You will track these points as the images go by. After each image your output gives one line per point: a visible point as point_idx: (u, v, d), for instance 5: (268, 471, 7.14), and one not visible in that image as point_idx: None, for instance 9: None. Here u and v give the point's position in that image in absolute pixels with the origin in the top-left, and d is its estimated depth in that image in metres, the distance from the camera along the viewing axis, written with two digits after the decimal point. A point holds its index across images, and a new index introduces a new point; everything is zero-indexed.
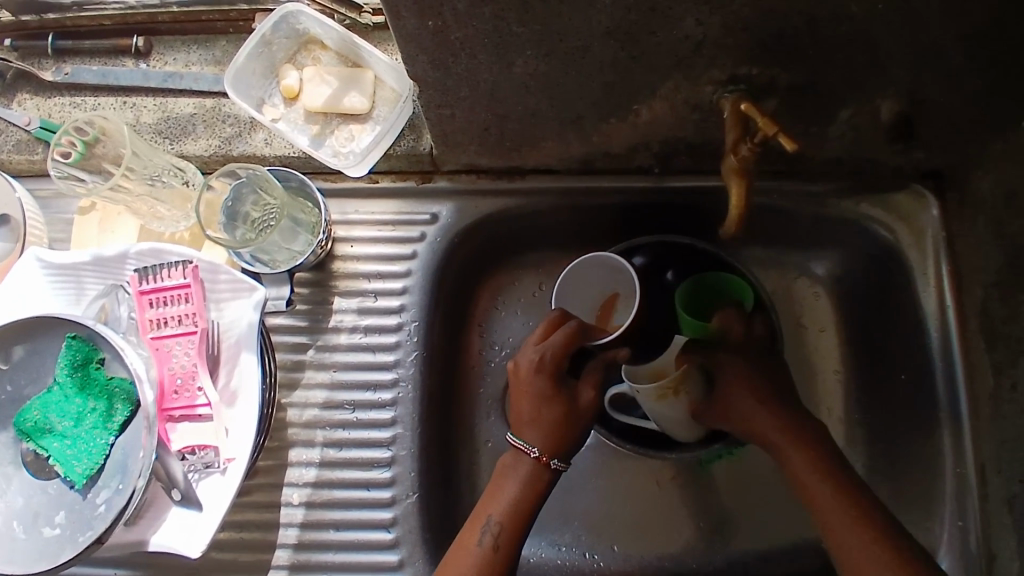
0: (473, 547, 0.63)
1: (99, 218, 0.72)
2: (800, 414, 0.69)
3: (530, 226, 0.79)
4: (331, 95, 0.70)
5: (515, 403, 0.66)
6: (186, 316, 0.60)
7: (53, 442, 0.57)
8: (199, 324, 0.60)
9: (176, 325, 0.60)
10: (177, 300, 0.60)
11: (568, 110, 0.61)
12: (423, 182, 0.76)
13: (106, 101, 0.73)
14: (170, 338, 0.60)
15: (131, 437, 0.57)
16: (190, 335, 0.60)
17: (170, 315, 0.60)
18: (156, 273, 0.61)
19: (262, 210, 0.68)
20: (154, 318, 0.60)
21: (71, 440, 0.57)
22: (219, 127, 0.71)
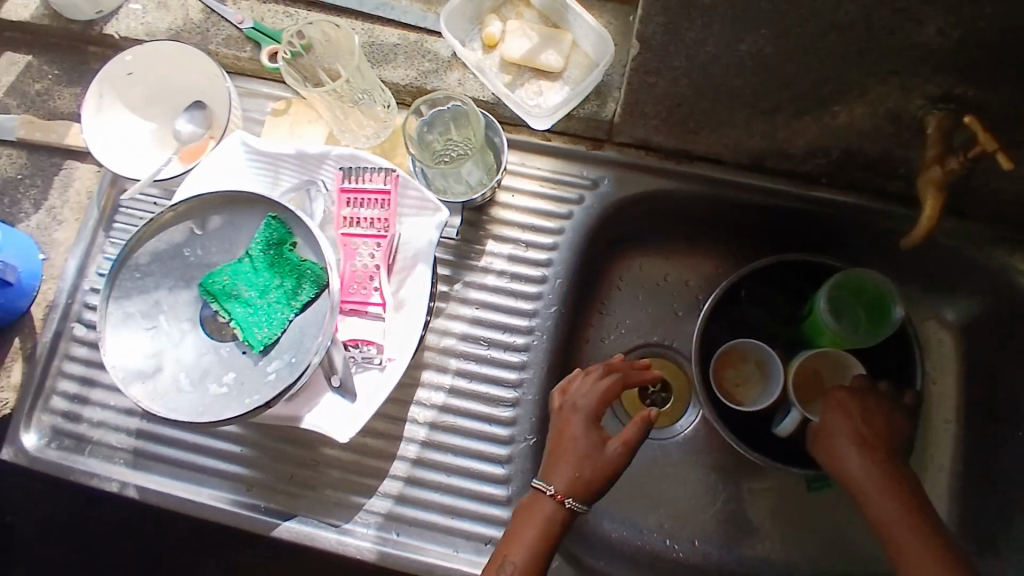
0: (545, 511, 0.62)
1: (290, 121, 0.77)
2: (891, 445, 0.67)
3: (678, 212, 0.82)
4: (530, 50, 0.73)
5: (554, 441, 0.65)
6: (379, 221, 0.64)
7: (237, 307, 0.61)
8: (388, 231, 0.64)
9: (368, 227, 0.64)
10: (373, 204, 0.64)
11: (768, 99, 0.63)
12: (592, 148, 0.79)
13: (317, 17, 0.77)
14: (359, 237, 0.64)
15: (315, 319, 0.61)
16: (377, 238, 0.64)
17: (363, 217, 0.64)
18: (358, 174, 0.65)
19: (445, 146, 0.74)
20: (348, 216, 0.64)
21: (254, 308, 0.61)
22: (418, 60, 0.76)
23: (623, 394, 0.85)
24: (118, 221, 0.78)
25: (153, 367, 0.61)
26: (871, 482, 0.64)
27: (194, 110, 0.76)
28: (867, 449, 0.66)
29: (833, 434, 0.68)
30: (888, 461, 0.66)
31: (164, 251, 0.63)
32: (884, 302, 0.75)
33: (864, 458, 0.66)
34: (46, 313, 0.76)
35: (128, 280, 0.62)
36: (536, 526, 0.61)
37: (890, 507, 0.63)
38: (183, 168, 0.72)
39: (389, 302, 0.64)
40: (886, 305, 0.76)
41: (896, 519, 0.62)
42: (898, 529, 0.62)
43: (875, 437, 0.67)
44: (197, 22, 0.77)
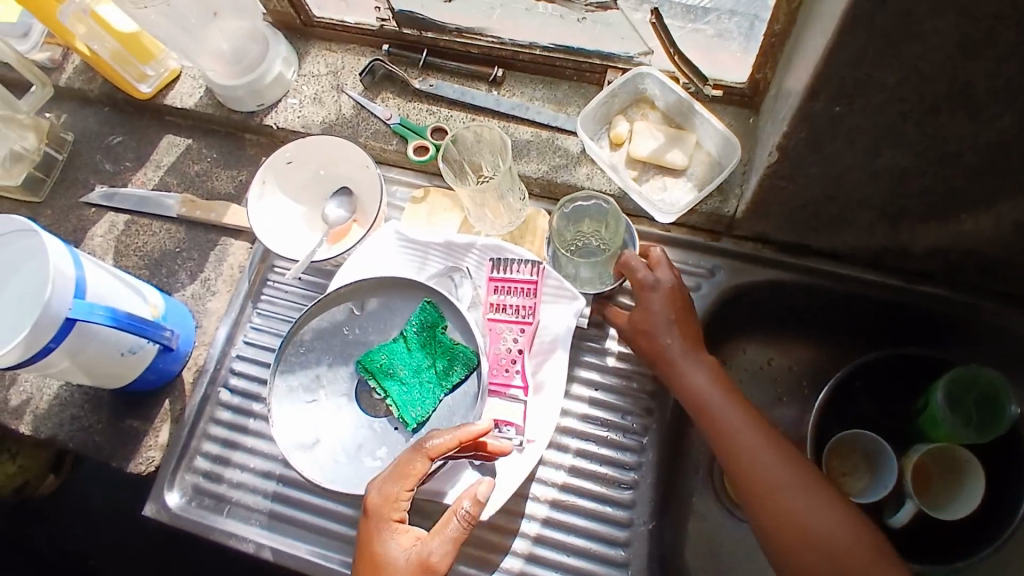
0: (386, 543, 0.59)
1: (428, 211, 0.83)
2: (736, 392, 0.68)
3: (789, 303, 0.85)
4: (656, 149, 0.79)
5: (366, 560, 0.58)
6: (523, 308, 0.68)
7: (392, 385, 0.66)
8: (533, 318, 0.68)
9: (513, 313, 0.68)
10: (519, 292, 0.68)
11: (896, 205, 0.67)
12: (710, 240, 0.83)
13: (457, 115, 0.85)
14: (505, 323, 0.68)
15: (463, 400, 0.65)
16: (522, 325, 0.68)
17: (509, 304, 0.68)
18: (506, 265, 0.69)
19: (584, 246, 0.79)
20: (496, 302, 0.69)
21: (407, 387, 0.66)
22: (550, 156, 0.82)
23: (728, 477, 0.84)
24: (264, 293, 0.84)
25: (314, 437, 0.66)
26: (760, 451, 0.64)
27: (341, 197, 0.83)
28: (726, 395, 0.67)
29: (705, 391, 0.67)
30: (743, 407, 0.67)
31: (326, 330, 0.69)
32: (998, 398, 0.76)
33: (740, 417, 0.66)
34: (196, 377, 0.82)
35: (293, 355, 0.68)
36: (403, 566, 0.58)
37: (801, 501, 0.61)
38: (333, 249, 0.79)
39: (528, 386, 0.68)
40: (1000, 400, 0.76)
41: (810, 515, 0.61)
42: (814, 528, 0.60)
43: (739, 408, 0.66)
44: (348, 117, 0.86)
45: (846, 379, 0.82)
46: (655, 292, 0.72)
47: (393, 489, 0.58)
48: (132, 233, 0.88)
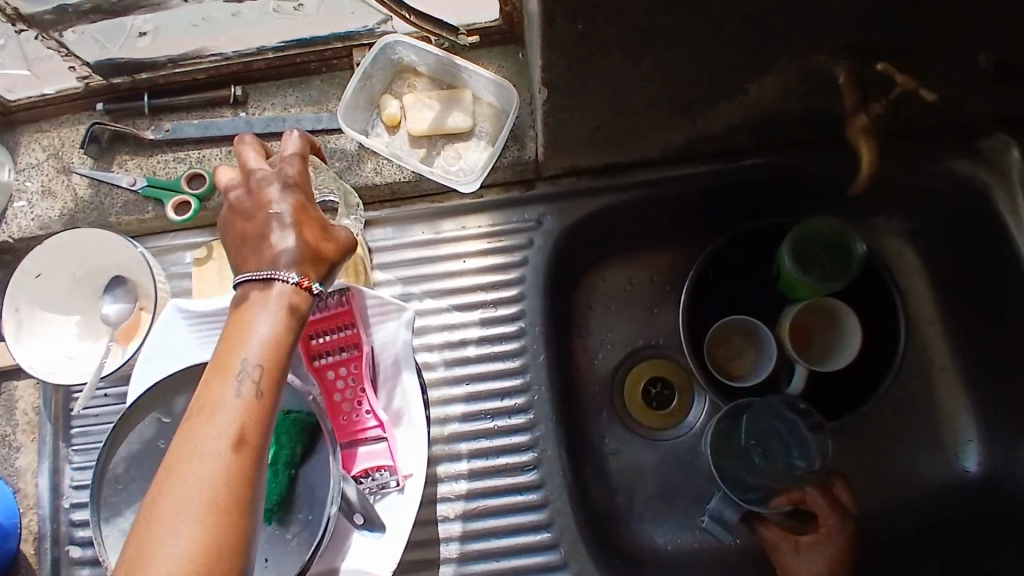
0: (219, 402, 0.43)
1: (217, 267, 0.74)
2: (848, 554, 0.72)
3: (625, 222, 0.81)
4: (435, 118, 0.72)
5: (177, 468, 0.41)
6: (348, 342, 0.62)
7: None
8: (362, 349, 0.61)
9: (339, 353, 0.62)
10: (337, 328, 0.62)
11: (681, 97, 0.63)
12: (525, 190, 0.78)
13: (210, 153, 0.75)
14: (334, 365, 0.61)
15: (316, 465, 0.58)
16: (353, 360, 0.61)
17: (331, 344, 0.61)
18: (313, 303, 0.62)
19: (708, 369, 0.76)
20: (317, 348, 0.62)
21: None
22: (327, 162, 0.73)
23: (630, 406, 0.86)
24: (73, 426, 0.73)
25: None
26: None
27: (116, 288, 0.73)
28: (837, 527, 0.71)
29: (832, 525, 0.71)
30: (843, 535, 0.72)
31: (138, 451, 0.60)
32: (841, 239, 0.76)
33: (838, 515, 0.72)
34: (32, 548, 0.71)
35: (111, 496, 0.59)
36: (227, 486, 0.40)
37: (818, 561, 0.71)
38: (127, 349, 0.70)
39: (386, 420, 0.61)
40: (844, 242, 0.76)
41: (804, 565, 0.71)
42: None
43: (829, 507, 0.72)
44: (87, 197, 0.74)
45: (701, 277, 0.80)
46: (839, 518, 0.71)
47: (232, 361, 0.45)
48: None
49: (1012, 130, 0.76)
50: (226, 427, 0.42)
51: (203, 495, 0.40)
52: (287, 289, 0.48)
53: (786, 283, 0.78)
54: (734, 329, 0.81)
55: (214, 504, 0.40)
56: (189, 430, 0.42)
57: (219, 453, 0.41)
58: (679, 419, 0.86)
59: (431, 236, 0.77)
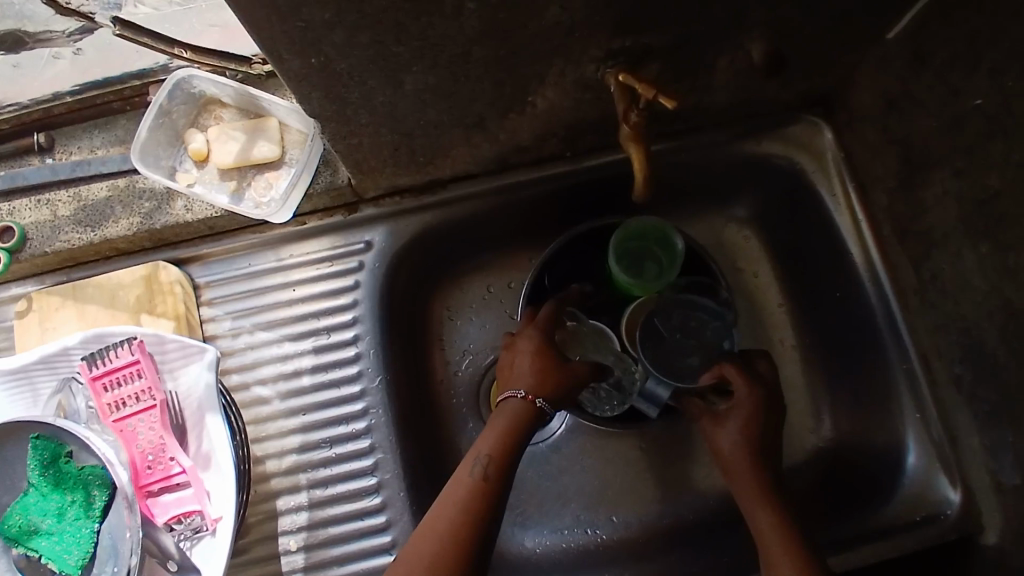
0: (465, 477, 0.60)
1: (39, 317, 0.72)
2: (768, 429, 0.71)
3: (461, 235, 0.81)
4: (241, 149, 0.71)
5: (441, 506, 0.59)
6: (143, 392, 0.61)
7: (42, 541, 0.59)
8: (157, 397, 0.61)
9: (136, 403, 0.61)
10: (130, 378, 0.61)
11: (467, 114, 0.63)
12: (349, 213, 0.78)
13: (21, 204, 0.73)
14: (132, 416, 0.60)
15: (118, 518, 0.58)
16: (150, 410, 0.60)
17: (126, 395, 0.61)
18: (104, 356, 0.61)
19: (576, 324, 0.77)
20: (112, 400, 0.60)
21: (57, 536, 0.58)
22: (136, 204, 0.72)
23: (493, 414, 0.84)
24: None
25: None
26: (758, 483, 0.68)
27: None
28: (744, 410, 0.71)
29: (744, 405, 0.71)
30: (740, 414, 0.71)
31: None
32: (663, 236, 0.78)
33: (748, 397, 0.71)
34: None
35: None
36: (463, 501, 0.59)
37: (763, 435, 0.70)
38: None
39: (189, 462, 0.61)
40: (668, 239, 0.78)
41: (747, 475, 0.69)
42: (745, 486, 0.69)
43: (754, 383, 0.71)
44: None
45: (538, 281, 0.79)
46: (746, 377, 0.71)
47: (510, 375, 0.68)
48: None
49: (822, 112, 0.80)
50: (516, 409, 0.64)
51: (449, 514, 0.58)
52: (519, 401, 0.65)
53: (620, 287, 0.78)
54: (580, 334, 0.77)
55: (455, 540, 0.57)
56: (442, 500, 0.60)
57: (452, 516, 0.58)
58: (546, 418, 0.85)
59: (256, 267, 0.77)
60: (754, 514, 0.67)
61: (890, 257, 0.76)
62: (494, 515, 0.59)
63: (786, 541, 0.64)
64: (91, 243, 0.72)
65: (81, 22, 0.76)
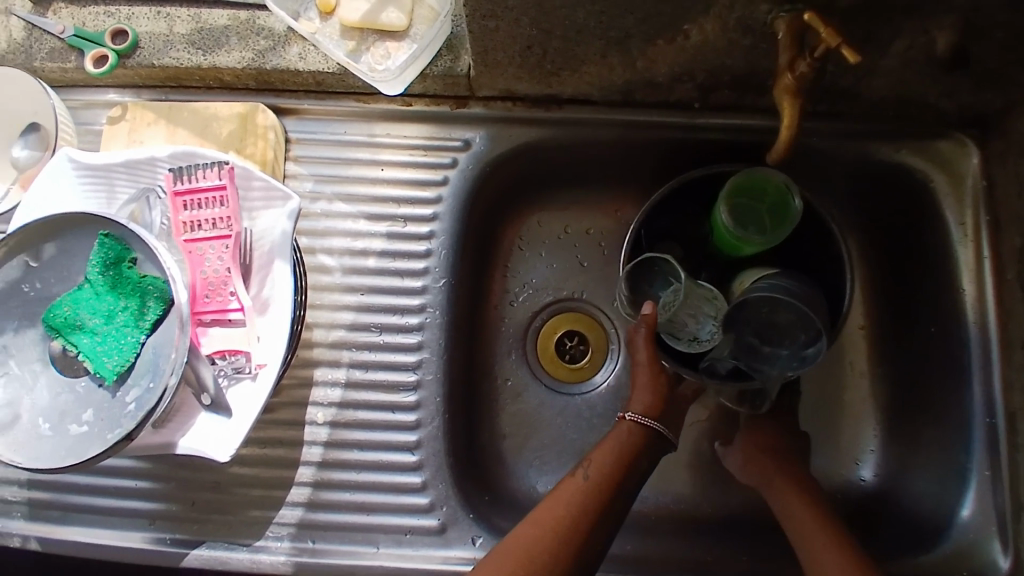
0: (573, 479, 0.64)
1: (128, 128, 0.71)
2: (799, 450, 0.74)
3: (560, 160, 0.78)
4: (369, 11, 0.68)
5: (543, 507, 0.62)
6: (220, 220, 0.59)
7: (83, 338, 0.56)
8: (233, 229, 0.59)
9: (211, 229, 0.59)
10: (213, 202, 0.59)
11: (615, 27, 0.59)
12: (457, 107, 0.74)
13: (139, 11, 0.71)
14: (203, 241, 0.59)
15: (169, 336, 0.56)
16: (223, 240, 0.59)
17: (204, 218, 0.59)
18: (191, 173, 0.60)
19: (670, 273, 0.72)
20: (188, 220, 0.59)
21: (101, 337, 0.56)
22: (252, 40, 0.70)
23: (539, 350, 0.85)
24: None
25: (9, 417, 0.56)
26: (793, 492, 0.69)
27: (29, 134, 0.72)
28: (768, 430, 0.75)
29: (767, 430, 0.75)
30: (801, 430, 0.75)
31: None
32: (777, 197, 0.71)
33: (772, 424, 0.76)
34: None
35: None
36: (571, 498, 0.62)
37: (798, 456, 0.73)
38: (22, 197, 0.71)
39: (247, 302, 0.59)
40: (782, 201, 0.70)
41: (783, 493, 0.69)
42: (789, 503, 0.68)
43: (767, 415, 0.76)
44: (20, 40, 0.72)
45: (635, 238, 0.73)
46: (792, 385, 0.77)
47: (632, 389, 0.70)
48: None
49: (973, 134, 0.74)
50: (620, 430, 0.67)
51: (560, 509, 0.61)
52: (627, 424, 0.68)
53: (724, 241, 0.71)
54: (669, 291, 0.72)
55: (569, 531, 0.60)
56: (552, 498, 0.62)
57: (563, 510, 0.61)
58: (590, 375, 0.85)
59: (353, 137, 0.75)
60: (788, 505, 0.68)
61: (1004, 303, 0.71)
62: (605, 515, 0.62)
63: (822, 528, 0.65)
64: (198, 66, 0.70)
65: None
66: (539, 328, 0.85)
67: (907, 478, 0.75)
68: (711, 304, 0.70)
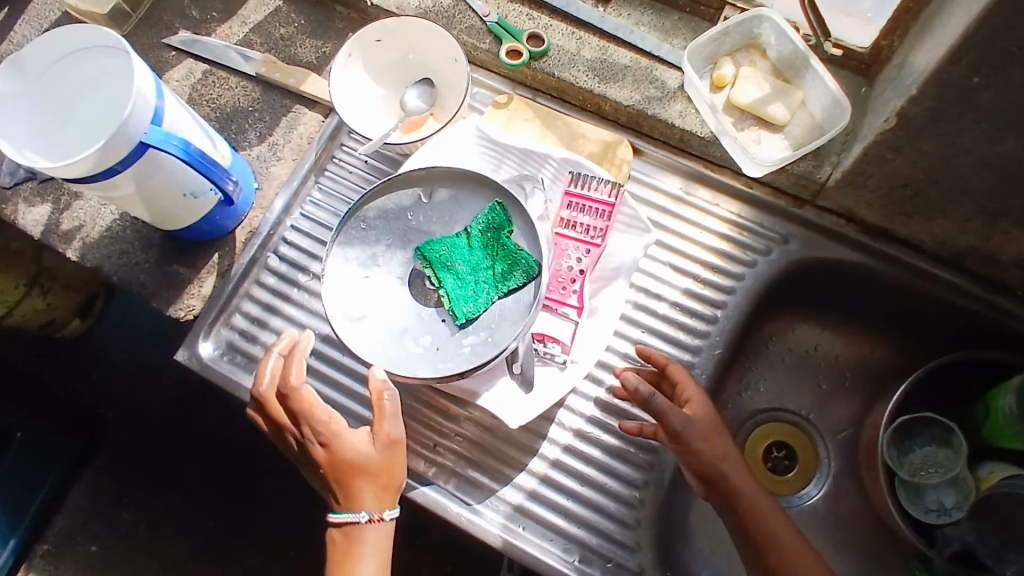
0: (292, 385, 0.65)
1: (508, 116, 0.81)
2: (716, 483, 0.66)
3: (854, 287, 0.82)
4: (759, 98, 0.75)
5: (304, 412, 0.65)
6: (594, 229, 0.67)
7: (448, 279, 0.64)
8: (601, 241, 0.67)
9: (583, 233, 0.67)
10: (594, 213, 0.68)
11: (1002, 201, 0.63)
12: (792, 205, 0.80)
13: (557, 25, 0.81)
14: (572, 240, 0.67)
15: (519, 305, 0.63)
16: (589, 245, 0.67)
17: (581, 222, 0.67)
18: (585, 181, 0.68)
19: (931, 436, 0.79)
20: (567, 218, 0.68)
21: (464, 284, 0.64)
22: (644, 86, 0.78)
23: (747, 448, 0.87)
24: (328, 168, 0.84)
25: (360, 313, 0.64)
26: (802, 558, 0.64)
27: (423, 87, 0.80)
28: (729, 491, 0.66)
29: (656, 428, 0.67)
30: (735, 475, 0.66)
31: (387, 210, 0.67)
32: None
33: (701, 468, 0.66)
34: (248, 238, 0.81)
35: (353, 230, 0.66)
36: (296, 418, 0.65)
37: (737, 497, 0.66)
38: (405, 139, 0.78)
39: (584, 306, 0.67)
40: None
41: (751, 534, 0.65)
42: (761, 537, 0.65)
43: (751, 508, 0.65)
44: (445, 6, 0.83)
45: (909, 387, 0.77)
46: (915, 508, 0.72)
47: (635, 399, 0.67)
48: (208, 84, 0.87)
49: None
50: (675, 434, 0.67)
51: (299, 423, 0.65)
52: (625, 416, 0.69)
53: (997, 423, 0.75)
54: (924, 456, 0.79)
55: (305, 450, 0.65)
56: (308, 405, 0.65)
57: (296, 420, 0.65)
58: (789, 491, 0.86)
59: (682, 194, 0.81)
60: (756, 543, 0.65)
61: None
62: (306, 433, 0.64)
63: None
64: (589, 90, 0.79)
65: None
66: (751, 431, 0.88)
67: None
68: (956, 481, 0.78)
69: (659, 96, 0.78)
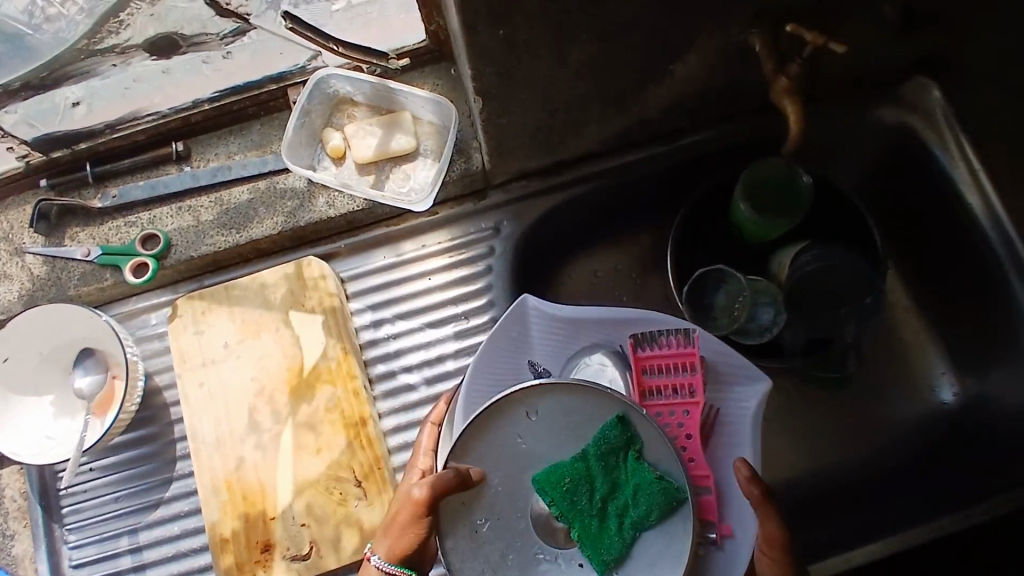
0: None
1: (194, 317, 0.74)
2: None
3: (579, 221, 0.82)
4: (378, 144, 0.73)
5: None
6: (685, 385, 0.61)
7: (585, 519, 0.50)
8: (699, 397, 0.60)
9: (672, 393, 0.61)
10: (677, 367, 0.61)
11: (610, 86, 0.65)
12: (478, 201, 0.79)
13: (161, 212, 0.74)
14: (661, 404, 0.61)
15: (660, 522, 0.51)
16: (687, 404, 0.60)
17: (667, 383, 0.61)
18: (654, 337, 0.62)
19: (718, 279, 0.78)
20: (648, 382, 0.61)
21: (614, 519, 0.50)
22: (280, 204, 0.73)
23: None
24: (65, 507, 0.73)
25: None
26: None
27: (85, 361, 0.73)
28: None
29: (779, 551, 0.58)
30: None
31: (493, 448, 0.52)
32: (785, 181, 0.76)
33: None
34: None
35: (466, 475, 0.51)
36: None
37: None
38: (106, 422, 0.71)
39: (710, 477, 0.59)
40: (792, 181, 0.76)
41: None
42: None
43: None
44: (45, 276, 0.73)
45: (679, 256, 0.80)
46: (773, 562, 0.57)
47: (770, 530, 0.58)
48: None
49: (929, 72, 0.78)
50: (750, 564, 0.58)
51: None
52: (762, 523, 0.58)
53: (750, 231, 0.77)
54: (727, 297, 0.78)
55: None
56: None
57: None
58: None
59: (389, 260, 0.78)
60: None
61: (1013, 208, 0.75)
62: None
63: None
64: (237, 244, 0.73)
65: (236, 23, 0.70)
66: None
67: (989, 388, 0.78)
68: (762, 292, 0.77)
69: (296, 201, 0.73)
